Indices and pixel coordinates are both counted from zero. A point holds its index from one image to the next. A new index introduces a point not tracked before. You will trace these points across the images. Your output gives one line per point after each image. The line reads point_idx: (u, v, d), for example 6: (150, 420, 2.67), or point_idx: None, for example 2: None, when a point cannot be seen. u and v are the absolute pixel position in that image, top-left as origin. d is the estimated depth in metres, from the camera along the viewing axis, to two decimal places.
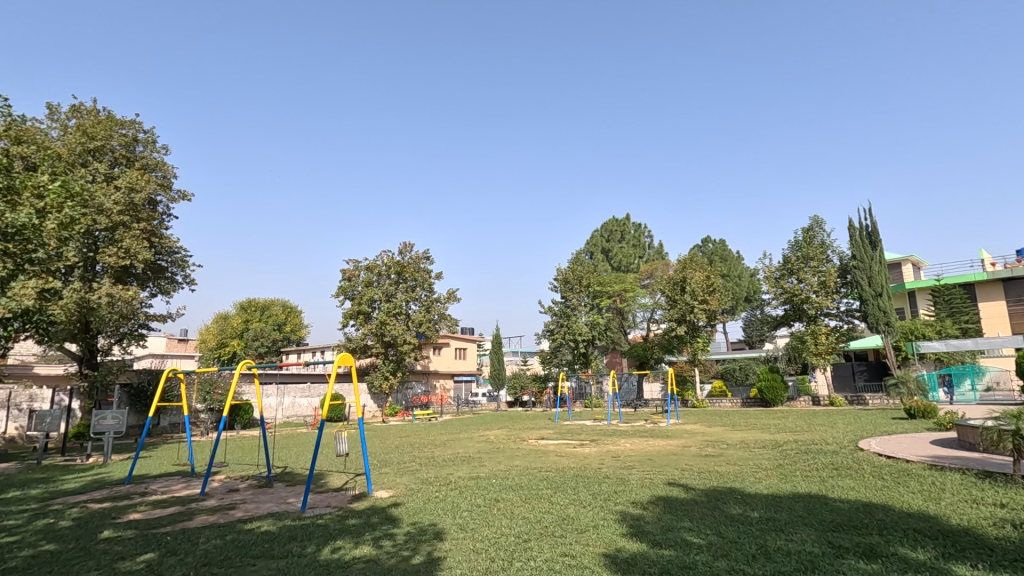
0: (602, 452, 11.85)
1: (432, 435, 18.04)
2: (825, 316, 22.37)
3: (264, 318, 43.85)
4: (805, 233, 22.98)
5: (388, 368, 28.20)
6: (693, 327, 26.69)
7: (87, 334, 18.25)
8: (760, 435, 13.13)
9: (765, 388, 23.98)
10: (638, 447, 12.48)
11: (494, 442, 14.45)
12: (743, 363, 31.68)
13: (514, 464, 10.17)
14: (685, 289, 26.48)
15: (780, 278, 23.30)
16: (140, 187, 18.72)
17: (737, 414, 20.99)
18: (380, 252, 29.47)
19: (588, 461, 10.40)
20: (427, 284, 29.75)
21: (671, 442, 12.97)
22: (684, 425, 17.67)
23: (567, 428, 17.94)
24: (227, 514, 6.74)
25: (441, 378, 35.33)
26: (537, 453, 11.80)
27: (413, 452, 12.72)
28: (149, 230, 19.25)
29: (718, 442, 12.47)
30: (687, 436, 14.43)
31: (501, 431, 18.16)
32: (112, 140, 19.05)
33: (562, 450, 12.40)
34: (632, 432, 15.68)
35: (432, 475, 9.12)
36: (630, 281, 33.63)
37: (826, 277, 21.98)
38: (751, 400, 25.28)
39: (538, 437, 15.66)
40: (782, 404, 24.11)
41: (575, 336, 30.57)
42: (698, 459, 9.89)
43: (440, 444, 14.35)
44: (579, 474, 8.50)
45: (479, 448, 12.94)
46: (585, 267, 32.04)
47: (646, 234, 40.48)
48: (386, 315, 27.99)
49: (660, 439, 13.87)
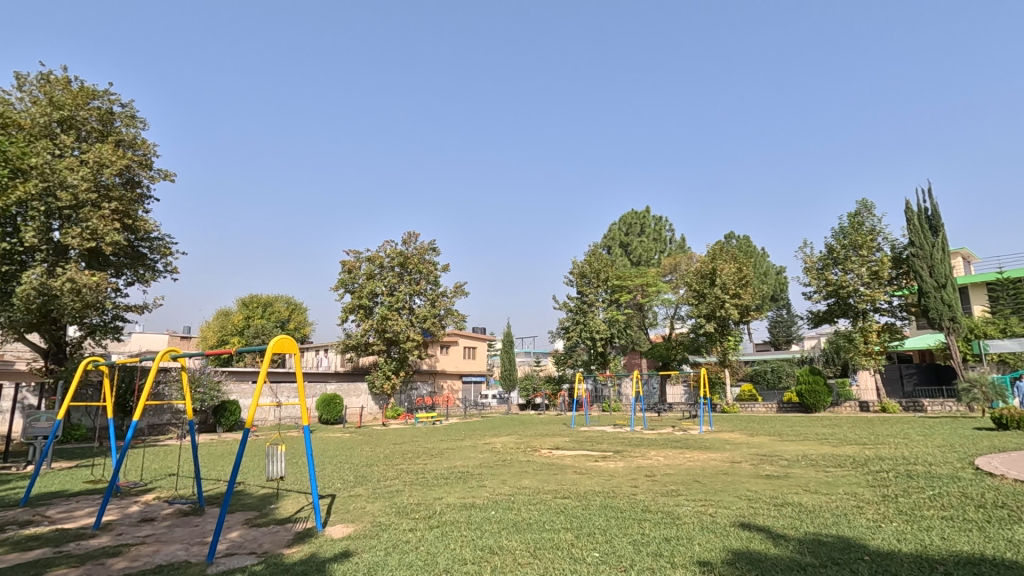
0: (632, 469, 9.59)
1: (431, 442, 15.88)
2: (876, 311, 19.87)
3: (266, 315, 42.13)
4: (853, 218, 20.49)
5: (389, 367, 26.21)
6: (723, 324, 24.26)
7: (53, 325, 16.57)
8: (823, 449, 10.78)
9: (805, 392, 21.49)
10: (675, 462, 10.18)
11: (500, 452, 12.26)
12: (775, 365, 29.10)
13: (523, 485, 7.98)
14: (715, 282, 24.10)
15: (823, 269, 20.83)
16: (111, 162, 16.85)
17: (777, 420, 18.58)
18: (383, 242, 27.53)
19: (617, 482, 8.16)
20: (433, 277, 27.72)
21: (715, 457, 10.65)
22: (721, 433, 15.34)
23: (586, 436, 15.74)
24: (101, 566, 4.65)
25: (449, 379, 33.25)
26: (551, 469, 9.57)
27: (402, 465, 10.58)
28: (123, 212, 17.48)
29: (774, 457, 10.12)
30: (731, 448, 12.12)
31: (509, 438, 15.96)
32: (84, 111, 17.25)
33: (582, 465, 10.17)
34: (663, 442, 13.40)
35: (413, 503, 6.92)
36: (652, 276, 31.05)
37: (878, 267, 19.45)
38: (788, 406, 22.77)
39: (553, 446, 13.43)
40: (825, 411, 21.58)
41: (592, 334, 28.34)
42: (762, 483, 7.58)
43: (436, 455, 12.19)
44: (608, 505, 6.28)
45: (482, 462, 10.74)
46: (603, 259, 29.74)
47: (667, 227, 38.03)
48: (388, 309, 26.02)
49: (697, 452, 11.56)
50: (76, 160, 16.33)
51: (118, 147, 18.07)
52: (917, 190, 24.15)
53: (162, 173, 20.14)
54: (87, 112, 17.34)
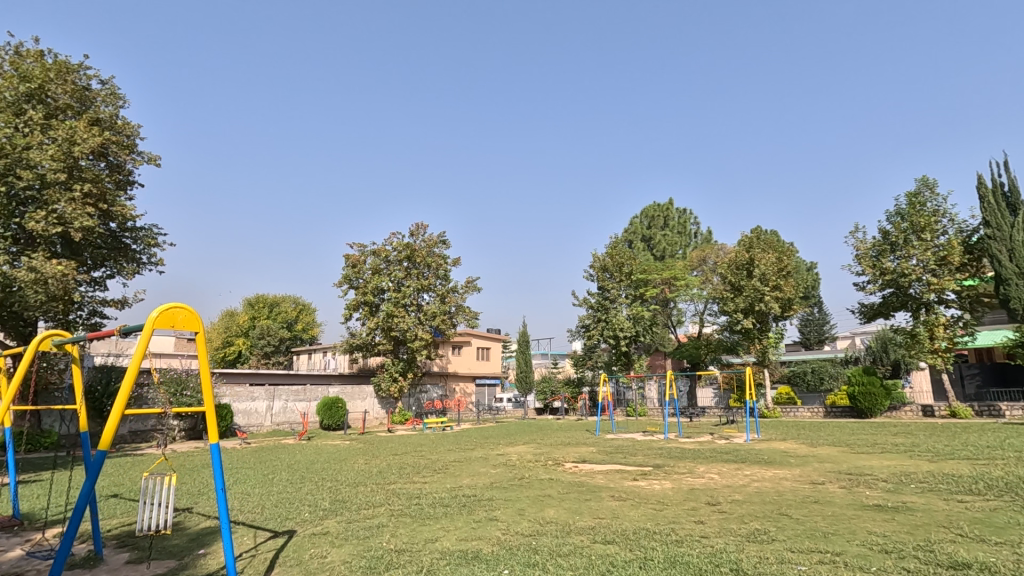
0: (685, 493, 7.49)
1: (436, 451, 13.92)
2: (941, 302, 17.58)
3: (273, 315, 40.74)
4: (913, 198, 18.10)
5: (396, 369, 24.32)
6: (761, 320, 22.07)
7: (20, 319, 15.01)
8: (924, 466, 8.55)
9: (858, 395, 19.12)
10: (736, 482, 8.05)
11: (517, 466, 10.25)
12: (816, 366, 26.63)
13: (549, 521, 5.91)
14: (753, 272, 21.86)
15: (878, 257, 18.52)
16: (82, 139, 15.19)
17: (831, 427, 16.31)
18: (390, 234, 25.78)
19: (673, 515, 6.07)
20: (442, 271, 25.93)
21: (785, 475, 8.49)
22: (774, 443, 13.15)
23: (615, 446, 13.64)
24: None
25: (461, 381, 31.30)
26: (580, 493, 7.49)
27: (395, 484, 8.57)
28: (99, 197, 15.86)
29: (865, 476, 7.93)
30: (797, 461, 9.92)
31: (526, 448, 13.90)
32: (56, 86, 15.68)
33: (620, 486, 8.08)
34: (712, 455, 11.27)
35: (393, 550, 4.88)
36: (679, 268, 28.48)
37: (946, 251, 16.97)
38: (839, 410, 20.37)
39: (580, 459, 11.37)
40: (882, 415, 19.19)
41: (615, 331, 26.20)
42: (885, 519, 5.43)
43: (441, 470, 10.21)
44: (678, 561, 4.21)
45: (493, 480, 8.69)
46: (626, 252, 27.53)
47: (692, 220, 35.69)
48: (394, 306, 24.14)
49: (757, 467, 9.39)
50: (44, 137, 14.74)
51: (96, 125, 16.47)
52: (994, 164, 21.29)
53: (147, 157, 18.56)
54: (59, 86, 15.73)
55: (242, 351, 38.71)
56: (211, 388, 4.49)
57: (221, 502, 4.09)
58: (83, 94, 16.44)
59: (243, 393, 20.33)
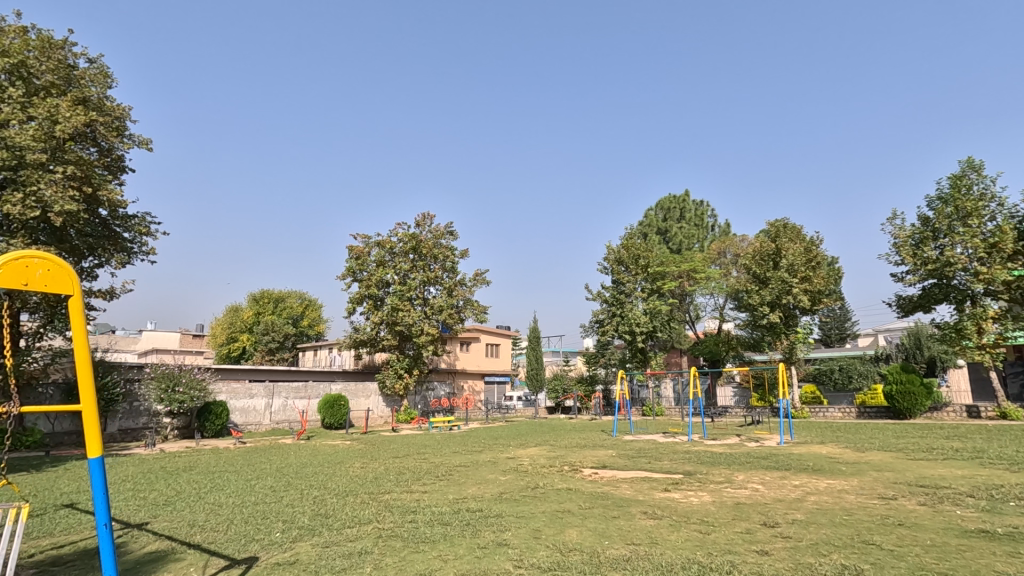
0: (732, 509, 6.26)
1: (440, 454, 12.77)
2: (988, 293, 16.21)
3: (278, 311, 39.84)
4: (957, 181, 16.69)
5: (402, 365, 23.34)
6: (787, 314, 20.76)
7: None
8: (1008, 478, 7.27)
9: (896, 394, 17.76)
10: (787, 496, 6.83)
11: (530, 473, 9.07)
12: (844, 363, 25.19)
13: (570, 549, 4.74)
14: (779, 262, 20.58)
15: (920, 245, 17.11)
16: (65, 118, 14.30)
17: (871, 429, 14.97)
18: (395, 225, 24.74)
19: (725, 542, 4.86)
20: (450, 264, 24.88)
21: (843, 488, 7.25)
22: (812, 446, 11.89)
23: (636, 449, 12.43)
24: None
25: (470, 378, 30.16)
26: (606, 508, 6.30)
27: (390, 494, 7.43)
28: (84, 180, 14.94)
29: (943, 489, 6.68)
30: (850, 469, 8.66)
31: (538, 450, 12.76)
32: (38, 63, 14.79)
33: (651, 499, 6.87)
34: (747, 461, 10.03)
35: None
36: (698, 260, 27.20)
37: (997, 238, 15.55)
38: (874, 411, 18.99)
39: (599, 464, 10.18)
40: (922, 416, 17.81)
41: (630, 327, 24.92)
42: (1011, 554, 4.19)
43: (444, 477, 9.08)
44: None
45: (502, 491, 7.53)
46: (642, 244, 26.24)
47: (709, 212, 34.32)
48: (399, 299, 23.11)
49: (807, 476, 8.15)
50: (23, 116, 13.86)
51: (82, 105, 15.57)
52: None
53: (138, 140, 17.59)
54: (42, 62, 14.85)
55: (246, 347, 38.00)
56: (89, 364, 3.33)
57: (100, 532, 2.95)
58: (69, 73, 15.55)
59: (241, 390, 19.35)
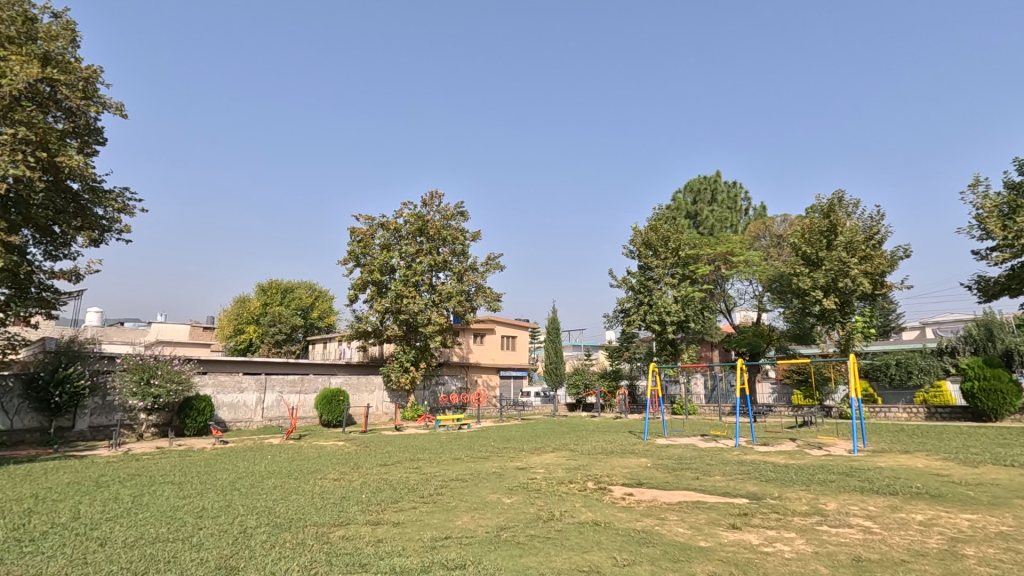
0: (855, 573, 3.97)
1: (437, 462, 10.61)
2: None
3: (285, 303, 38.29)
4: None
5: (408, 358, 21.37)
6: (843, 300, 18.09)
7: None
8: None
9: (980, 394, 15.09)
10: (931, 548, 4.49)
11: (545, 495, 6.87)
12: (902, 357, 22.64)
13: None
14: (834, 240, 17.98)
15: (1013, 215, 14.40)
16: (13, 72, 12.46)
17: (960, 434, 12.44)
18: (402, 205, 22.76)
19: None
20: (460, 248, 22.84)
21: (1006, 533, 4.87)
22: (902, 459, 9.42)
23: (678, 458, 10.09)
24: None
25: (484, 373, 28.06)
26: (659, 567, 4.05)
27: (342, 531, 5.30)
28: (41, 145, 13.14)
29: None
30: (987, 497, 6.24)
31: (556, 458, 10.57)
32: None
33: (718, 547, 4.61)
34: (830, 480, 7.64)
35: None
36: (735, 242, 24.68)
37: None
38: (947, 411, 16.40)
39: (634, 480, 7.90)
40: (1009, 418, 15.20)
41: (659, 316, 22.50)
42: None
43: (431, 499, 6.90)
44: None
45: (502, 527, 5.34)
46: (672, 225, 23.74)
47: (743, 194, 31.59)
48: (404, 285, 21.11)
49: (932, 508, 5.78)
50: None
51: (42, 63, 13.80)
52: None
53: (114, 105, 15.80)
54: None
55: (253, 340, 36.66)
56: None
57: None
58: (29, 27, 13.83)
59: (229, 383, 17.56)
